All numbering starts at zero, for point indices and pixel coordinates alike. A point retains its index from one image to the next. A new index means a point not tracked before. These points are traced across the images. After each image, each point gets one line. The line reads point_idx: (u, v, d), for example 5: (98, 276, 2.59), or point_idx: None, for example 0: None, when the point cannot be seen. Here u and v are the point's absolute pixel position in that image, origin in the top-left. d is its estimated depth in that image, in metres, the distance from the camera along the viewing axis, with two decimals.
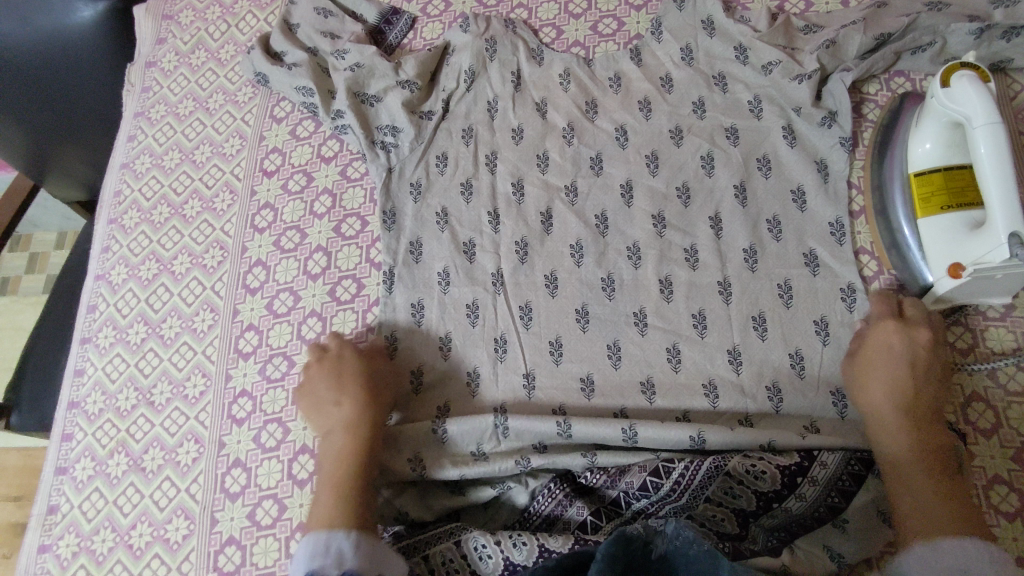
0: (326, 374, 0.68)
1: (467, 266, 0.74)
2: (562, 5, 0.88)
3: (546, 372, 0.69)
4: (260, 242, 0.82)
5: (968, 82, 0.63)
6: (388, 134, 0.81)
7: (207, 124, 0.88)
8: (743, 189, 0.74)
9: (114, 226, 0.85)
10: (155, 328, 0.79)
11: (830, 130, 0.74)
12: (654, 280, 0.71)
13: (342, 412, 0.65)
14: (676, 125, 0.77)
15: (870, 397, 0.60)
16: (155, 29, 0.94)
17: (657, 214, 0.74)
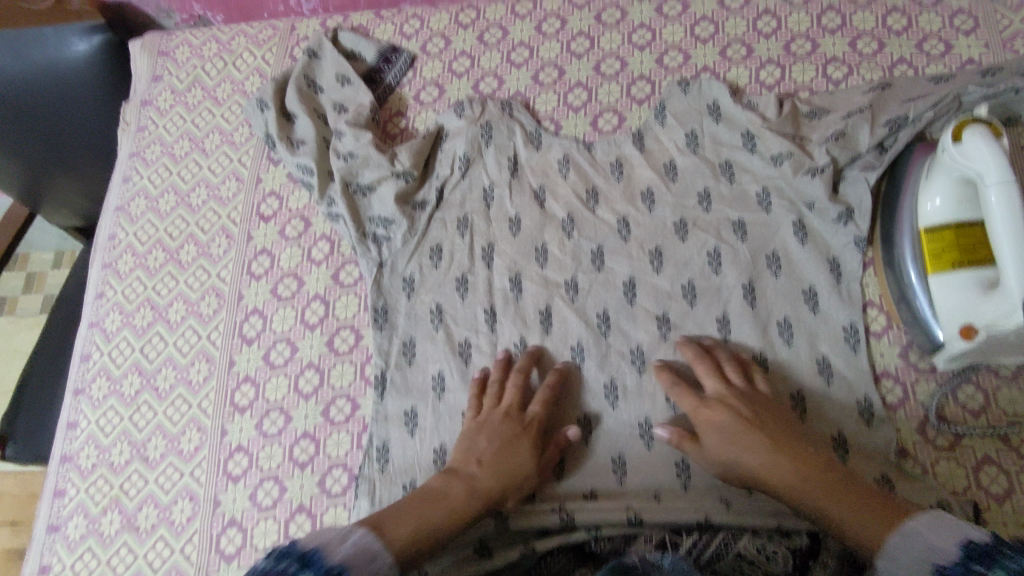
0: (501, 426, 0.66)
1: (463, 369, 0.73)
2: (564, 44, 0.87)
3: (548, 486, 0.69)
4: (256, 289, 0.80)
5: (981, 139, 0.62)
6: (382, 228, 0.80)
7: (203, 166, 0.86)
8: (752, 288, 0.73)
9: (108, 272, 0.83)
10: (150, 380, 0.78)
11: (844, 228, 0.73)
12: (660, 387, 0.71)
13: (525, 463, 0.64)
14: (680, 218, 0.77)
15: (714, 443, 0.63)
16: (152, 67, 0.92)
17: (662, 316, 0.74)
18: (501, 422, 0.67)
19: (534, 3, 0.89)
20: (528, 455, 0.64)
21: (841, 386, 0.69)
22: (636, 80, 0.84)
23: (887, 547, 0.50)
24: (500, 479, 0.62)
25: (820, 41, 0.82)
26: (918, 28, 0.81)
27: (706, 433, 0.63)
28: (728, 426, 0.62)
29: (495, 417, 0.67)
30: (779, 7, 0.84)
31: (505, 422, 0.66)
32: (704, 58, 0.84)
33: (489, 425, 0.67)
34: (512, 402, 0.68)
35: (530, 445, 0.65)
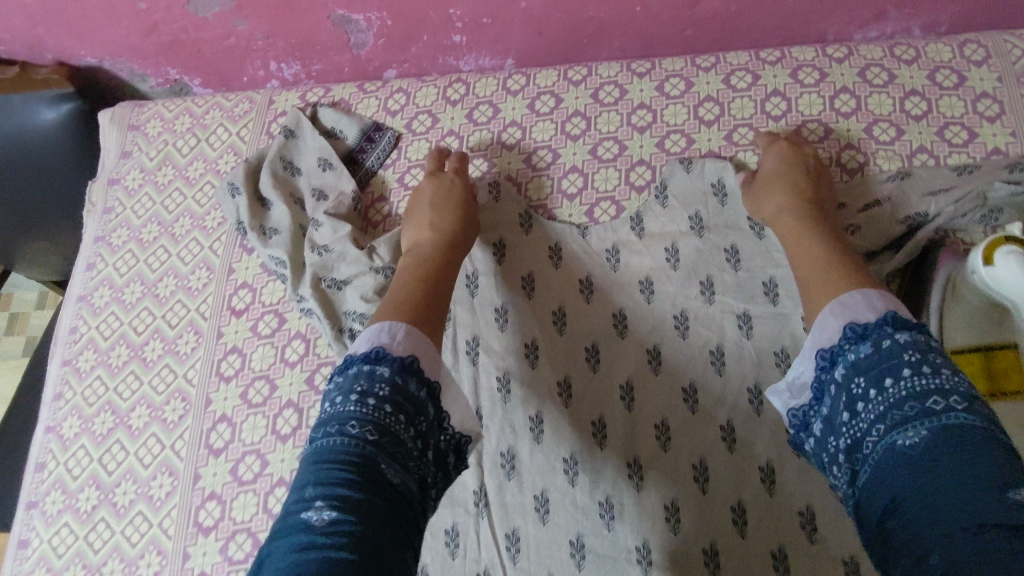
0: (438, 195, 0.73)
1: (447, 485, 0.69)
2: (559, 124, 0.81)
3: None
4: (225, 393, 0.74)
5: (1015, 261, 0.57)
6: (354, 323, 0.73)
7: (172, 253, 0.81)
8: (759, 391, 0.67)
9: (68, 370, 0.78)
10: (108, 494, 0.72)
11: None
12: (659, 507, 0.65)
13: (447, 223, 0.70)
14: (680, 310, 0.71)
15: (766, 211, 0.69)
16: (121, 142, 0.88)
17: (661, 423, 0.67)
18: (434, 192, 0.73)
19: (527, 78, 0.84)
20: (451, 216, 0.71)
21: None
22: (635, 165, 0.78)
23: (824, 315, 0.54)
24: (438, 218, 0.71)
25: (833, 126, 0.77)
26: (938, 113, 0.76)
27: (767, 200, 0.69)
28: (785, 198, 0.67)
29: (428, 188, 0.74)
30: (789, 87, 0.79)
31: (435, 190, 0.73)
32: (709, 142, 0.78)
33: (418, 211, 0.72)
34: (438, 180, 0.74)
35: (455, 211, 0.72)
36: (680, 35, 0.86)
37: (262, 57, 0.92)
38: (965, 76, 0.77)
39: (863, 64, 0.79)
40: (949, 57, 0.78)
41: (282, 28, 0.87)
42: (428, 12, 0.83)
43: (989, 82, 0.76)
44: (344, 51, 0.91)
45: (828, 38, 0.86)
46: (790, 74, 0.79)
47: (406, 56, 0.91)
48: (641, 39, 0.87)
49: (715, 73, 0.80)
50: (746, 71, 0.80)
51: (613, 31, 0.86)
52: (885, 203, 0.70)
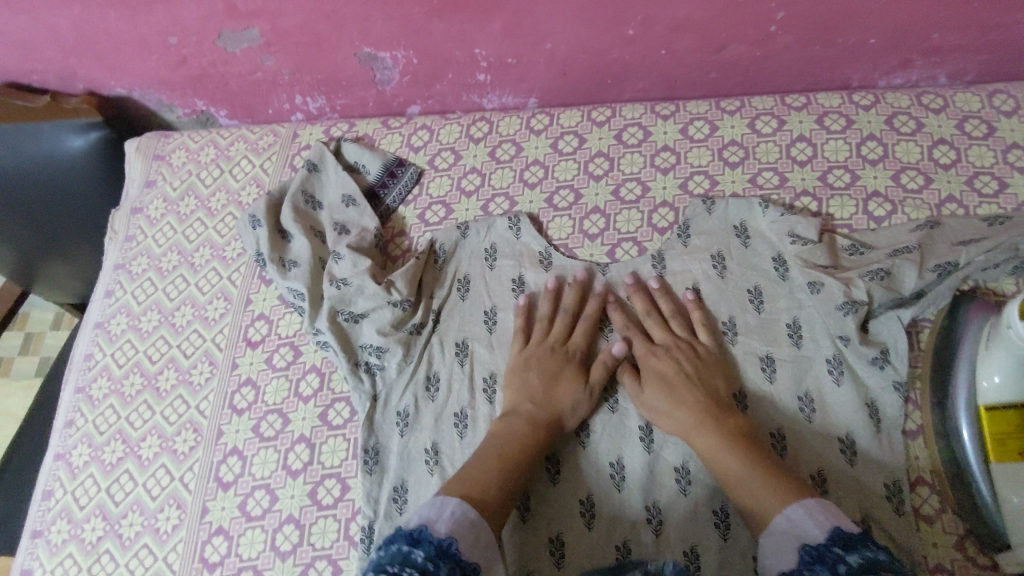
0: (549, 363, 0.69)
1: None
2: (582, 163, 0.81)
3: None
4: (237, 426, 0.73)
5: None
6: (365, 457, 0.69)
7: (190, 282, 0.81)
8: (784, 437, 0.65)
9: (80, 397, 0.78)
10: (114, 525, 0.71)
11: (881, 372, 0.66)
12: (680, 553, 0.62)
13: (568, 406, 0.67)
14: (703, 349, 0.69)
15: (651, 402, 0.66)
16: (146, 171, 0.89)
17: (682, 464, 0.65)
18: (552, 363, 0.69)
19: (551, 117, 0.84)
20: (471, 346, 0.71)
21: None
22: (658, 207, 0.78)
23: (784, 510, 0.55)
24: (541, 409, 0.66)
25: (860, 173, 0.76)
26: (968, 163, 0.75)
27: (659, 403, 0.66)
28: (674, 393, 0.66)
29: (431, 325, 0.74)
30: (816, 133, 0.78)
31: (559, 359, 0.69)
32: (733, 185, 0.77)
33: (539, 363, 0.69)
34: (567, 342, 0.71)
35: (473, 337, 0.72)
36: (704, 78, 0.86)
37: (288, 90, 0.94)
38: (994, 126, 0.76)
39: (889, 112, 0.78)
40: (978, 107, 0.78)
41: (309, 64, 0.88)
42: (455, 51, 0.84)
43: (1020, 133, 0.75)
44: (370, 87, 0.92)
45: (854, 85, 0.85)
46: (816, 120, 0.79)
47: (431, 93, 0.92)
48: (665, 81, 0.87)
49: (740, 117, 0.80)
50: (771, 115, 0.80)
51: (638, 73, 0.86)
52: (914, 250, 0.68)
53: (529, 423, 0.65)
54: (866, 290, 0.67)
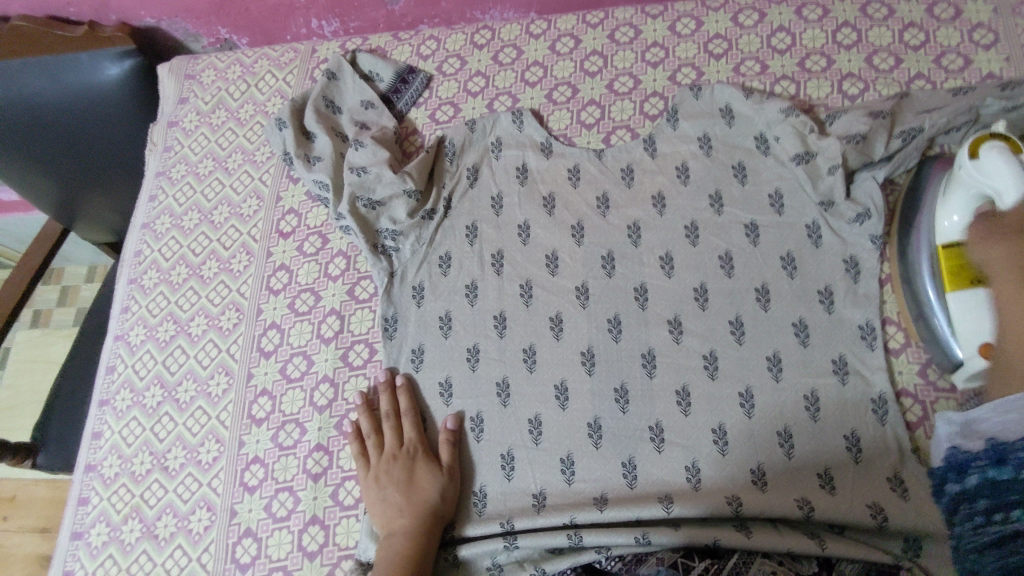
0: (399, 470, 0.70)
1: (471, 376, 0.75)
2: (578, 62, 0.88)
3: (557, 491, 0.69)
4: (274, 304, 0.82)
5: (998, 152, 0.61)
6: (564, 467, 0.70)
7: (226, 184, 0.90)
8: (766, 292, 0.72)
9: (134, 287, 0.88)
10: (171, 392, 0.80)
11: (860, 227, 0.72)
12: (671, 391, 0.70)
13: (431, 495, 0.68)
14: (691, 221, 0.77)
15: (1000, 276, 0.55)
16: (179, 89, 0.98)
17: (674, 319, 0.73)
18: (401, 471, 0.70)
19: (548, 23, 0.91)
20: (430, 482, 0.69)
21: (856, 384, 0.67)
22: (649, 97, 0.84)
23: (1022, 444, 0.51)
24: (411, 512, 0.67)
25: (835, 58, 0.82)
26: (936, 43, 0.81)
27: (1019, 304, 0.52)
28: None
29: (386, 460, 0.70)
30: (794, 23, 0.85)
31: (396, 464, 0.70)
32: (717, 74, 0.84)
33: (387, 476, 0.69)
34: (402, 443, 0.72)
35: (429, 470, 0.70)
36: None
37: (304, 14, 1.01)
38: (961, 9, 0.82)
39: (863, 1, 0.84)
40: None
41: None
42: None
43: (984, 14, 0.81)
44: (380, 6, 0.98)
45: None
46: (794, 12, 0.85)
47: (436, 11, 0.98)
48: None
49: (724, 13, 0.87)
50: (752, 10, 0.86)
51: None
52: (885, 117, 0.74)
53: (412, 536, 0.65)
54: (843, 152, 0.73)
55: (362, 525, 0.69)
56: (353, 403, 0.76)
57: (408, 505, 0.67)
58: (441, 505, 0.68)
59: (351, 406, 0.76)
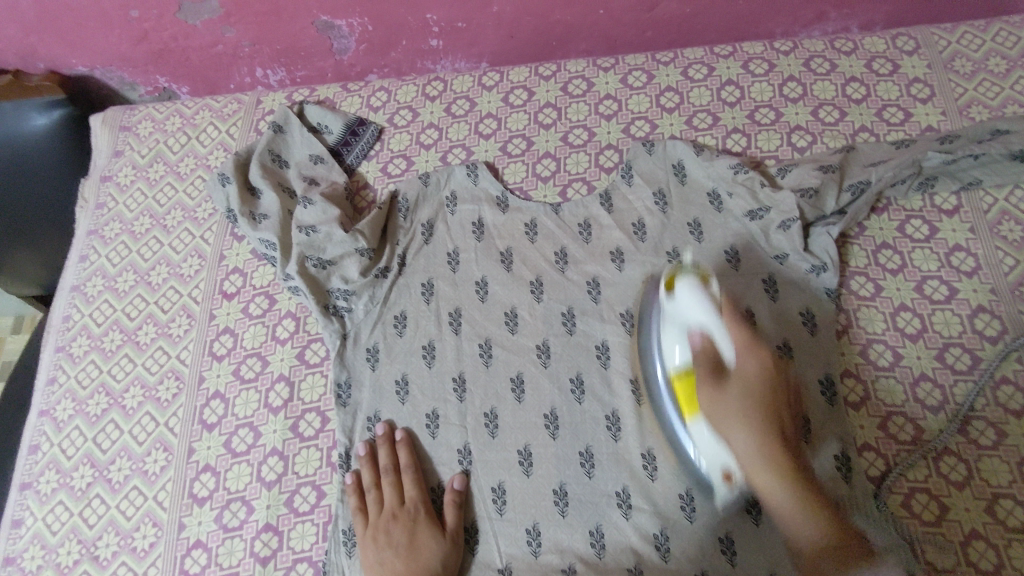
0: (397, 532, 0.66)
1: (431, 442, 0.72)
2: (532, 115, 0.88)
3: (524, 565, 0.66)
4: (217, 371, 0.77)
5: (688, 290, 0.64)
6: (593, 539, 0.66)
7: (164, 243, 0.85)
8: None
9: (61, 355, 0.81)
10: (102, 471, 0.74)
11: (817, 279, 0.73)
12: (637, 454, 0.68)
13: (433, 562, 0.64)
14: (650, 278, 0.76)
15: (732, 434, 0.59)
16: (113, 142, 0.93)
17: (636, 378, 0.72)
18: (402, 533, 0.66)
19: (501, 75, 0.91)
20: (429, 546, 0.65)
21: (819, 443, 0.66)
22: (604, 149, 0.84)
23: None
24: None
25: (783, 111, 0.84)
26: (877, 97, 0.83)
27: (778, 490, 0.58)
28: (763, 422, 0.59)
29: (386, 520, 0.67)
30: (742, 77, 0.86)
31: (397, 525, 0.66)
32: (671, 127, 0.85)
33: (386, 536, 0.66)
34: (403, 502, 0.68)
35: (430, 532, 0.66)
36: (641, 37, 0.93)
37: (248, 63, 0.97)
38: (898, 64, 0.85)
39: (807, 56, 0.87)
40: (883, 48, 0.86)
41: (268, 35, 0.92)
42: (407, 17, 0.89)
43: (920, 69, 0.84)
44: (327, 56, 0.96)
45: (776, 37, 0.93)
46: (742, 66, 0.87)
47: (386, 60, 0.97)
48: (606, 40, 0.94)
49: (674, 66, 0.88)
50: (701, 64, 0.88)
51: (580, 33, 0.93)
52: (835, 171, 0.75)
53: None
54: (798, 207, 0.74)
55: None
56: (304, 477, 0.71)
57: (407, 573, 0.63)
58: (441, 573, 0.64)
59: (302, 480, 0.71)
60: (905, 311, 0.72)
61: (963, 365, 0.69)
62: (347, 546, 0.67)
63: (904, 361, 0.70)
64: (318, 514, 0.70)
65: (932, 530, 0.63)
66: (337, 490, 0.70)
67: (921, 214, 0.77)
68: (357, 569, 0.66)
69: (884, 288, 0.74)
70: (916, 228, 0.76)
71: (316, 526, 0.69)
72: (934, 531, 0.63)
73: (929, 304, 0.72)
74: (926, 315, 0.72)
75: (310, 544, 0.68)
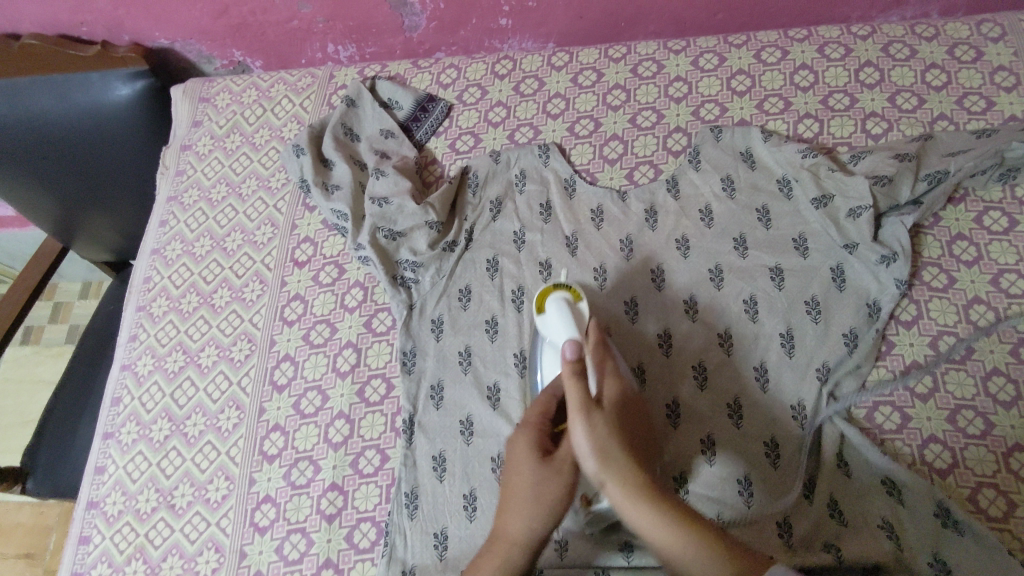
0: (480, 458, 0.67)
1: (490, 414, 0.72)
2: (600, 95, 0.88)
3: (581, 536, 0.66)
4: (288, 335, 0.80)
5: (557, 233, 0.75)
6: None
7: (239, 211, 0.89)
8: (790, 337, 0.71)
9: (142, 314, 0.85)
10: (179, 425, 0.78)
11: (885, 271, 0.71)
12: (696, 438, 0.69)
13: None
14: (716, 265, 0.76)
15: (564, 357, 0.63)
16: (192, 112, 0.97)
17: (698, 365, 0.72)
18: None
19: (570, 55, 0.91)
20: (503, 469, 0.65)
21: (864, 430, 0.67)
22: (672, 132, 0.84)
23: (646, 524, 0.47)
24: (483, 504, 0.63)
25: (858, 97, 0.82)
26: (958, 84, 0.81)
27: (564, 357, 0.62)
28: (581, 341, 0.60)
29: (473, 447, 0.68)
30: (817, 61, 0.85)
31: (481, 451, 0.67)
32: (741, 111, 0.84)
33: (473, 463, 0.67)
34: None
35: None
36: (711, 19, 0.92)
37: (321, 39, 1.00)
38: (982, 51, 0.82)
39: (886, 41, 0.85)
40: (967, 35, 0.84)
41: (342, 11, 0.94)
42: None
43: (1006, 57, 0.81)
44: (398, 33, 0.98)
45: (852, 21, 0.91)
46: (817, 50, 0.86)
47: (455, 38, 0.98)
48: (675, 22, 0.93)
49: (747, 49, 0.87)
50: (775, 47, 0.87)
51: (650, 15, 0.92)
52: (910, 160, 0.74)
53: None
54: (871, 194, 0.72)
55: (379, 569, 0.66)
56: (370, 440, 0.73)
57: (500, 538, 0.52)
58: (542, 534, 0.50)
59: (367, 443, 0.73)
60: (979, 304, 0.71)
61: None
62: (408, 508, 0.69)
63: (977, 355, 0.68)
64: (382, 476, 0.72)
65: (999, 525, 0.61)
66: (400, 456, 0.72)
67: (1000, 206, 0.75)
68: (419, 531, 0.67)
69: (957, 280, 0.72)
70: (995, 221, 0.74)
71: (380, 487, 0.71)
72: (1002, 526, 0.61)
73: (1005, 298, 0.71)
74: (1001, 308, 0.70)
75: (374, 505, 0.70)
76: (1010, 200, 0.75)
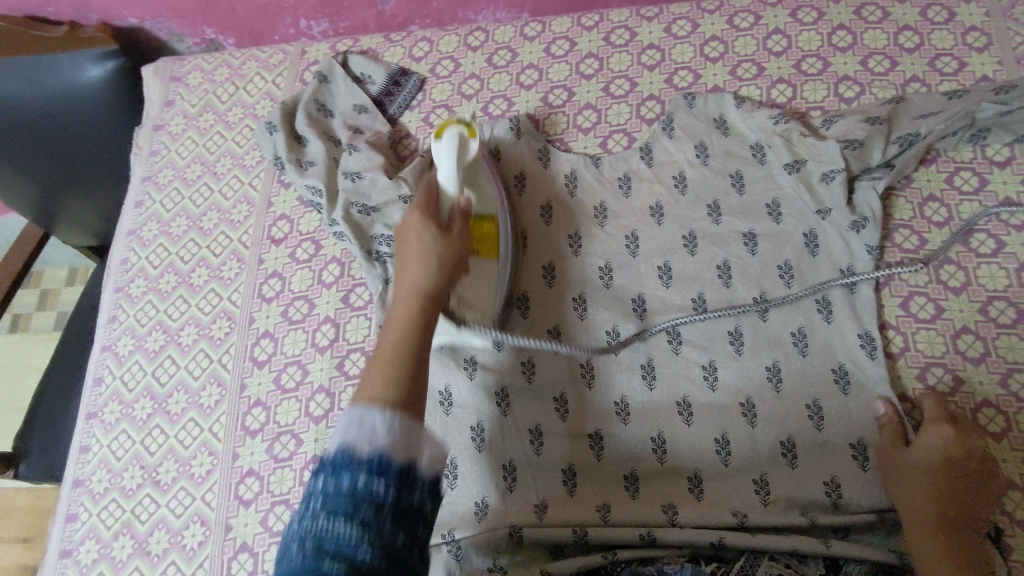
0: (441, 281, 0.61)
1: (468, 384, 0.71)
2: (573, 65, 0.88)
3: (560, 501, 0.67)
4: (267, 312, 0.80)
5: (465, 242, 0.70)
6: (628, 482, 0.67)
7: (214, 190, 0.88)
8: (764, 300, 0.72)
9: (120, 296, 0.86)
10: (161, 404, 0.78)
11: (856, 235, 0.72)
12: (672, 403, 0.70)
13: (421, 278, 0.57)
14: (689, 231, 0.76)
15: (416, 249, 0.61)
16: (164, 92, 0.96)
17: (673, 329, 0.72)
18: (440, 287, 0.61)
19: (542, 25, 0.91)
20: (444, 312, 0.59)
21: (861, 395, 0.67)
22: (645, 100, 0.84)
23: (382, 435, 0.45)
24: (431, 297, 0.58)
25: (831, 60, 0.82)
26: (930, 46, 0.81)
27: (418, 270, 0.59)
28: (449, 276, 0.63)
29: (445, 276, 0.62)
30: (790, 26, 0.85)
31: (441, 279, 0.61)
32: (714, 77, 0.84)
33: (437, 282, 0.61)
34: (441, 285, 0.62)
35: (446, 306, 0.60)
36: None
37: (293, 14, 0.99)
38: (954, 12, 0.82)
39: (858, 4, 0.85)
40: None
41: None
42: None
43: (977, 16, 0.81)
44: (370, 7, 0.97)
45: None
46: (790, 14, 0.85)
47: (428, 11, 0.97)
48: None
49: (719, 15, 0.87)
50: (747, 12, 0.86)
51: None
52: (882, 123, 0.74)
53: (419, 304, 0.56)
54: (843, 157, 0.73)
55: None
56: None
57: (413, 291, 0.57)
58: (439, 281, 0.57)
59: None
60: (949, 264, 0.71)
61: (1007, 319, 0.68)
62: None
63: (947, 314, 0.69)
64: None
65: None
66: None
67: (971, 166, 0.75)
68: None
69: (929, 241, 0.73)
70: (966, 180, 0.75)
71: None
72: None
73: (975, 257, 0.71)
74: (971, 268, 0.71)
75: None
76: (980, 160, 0.75)
